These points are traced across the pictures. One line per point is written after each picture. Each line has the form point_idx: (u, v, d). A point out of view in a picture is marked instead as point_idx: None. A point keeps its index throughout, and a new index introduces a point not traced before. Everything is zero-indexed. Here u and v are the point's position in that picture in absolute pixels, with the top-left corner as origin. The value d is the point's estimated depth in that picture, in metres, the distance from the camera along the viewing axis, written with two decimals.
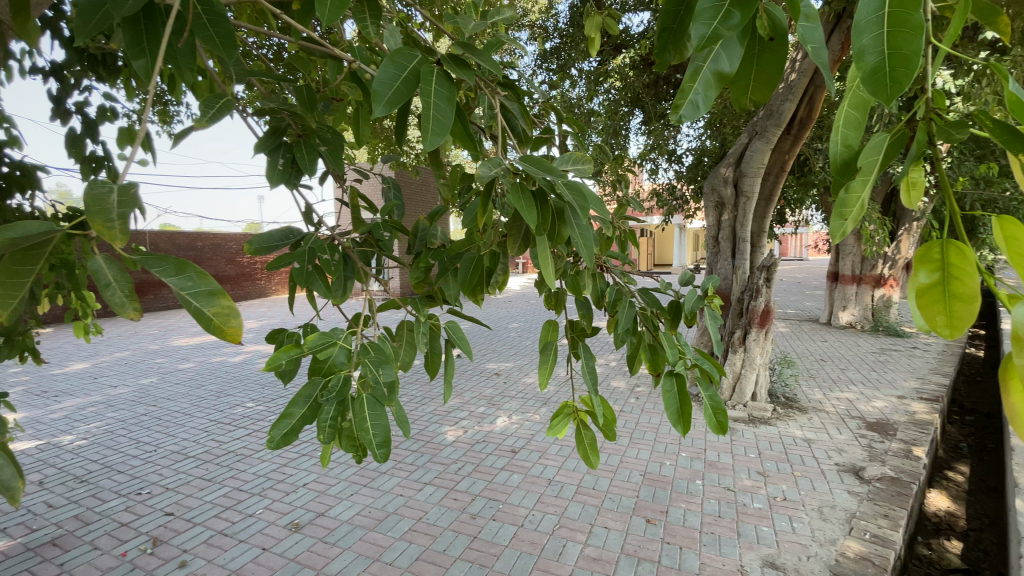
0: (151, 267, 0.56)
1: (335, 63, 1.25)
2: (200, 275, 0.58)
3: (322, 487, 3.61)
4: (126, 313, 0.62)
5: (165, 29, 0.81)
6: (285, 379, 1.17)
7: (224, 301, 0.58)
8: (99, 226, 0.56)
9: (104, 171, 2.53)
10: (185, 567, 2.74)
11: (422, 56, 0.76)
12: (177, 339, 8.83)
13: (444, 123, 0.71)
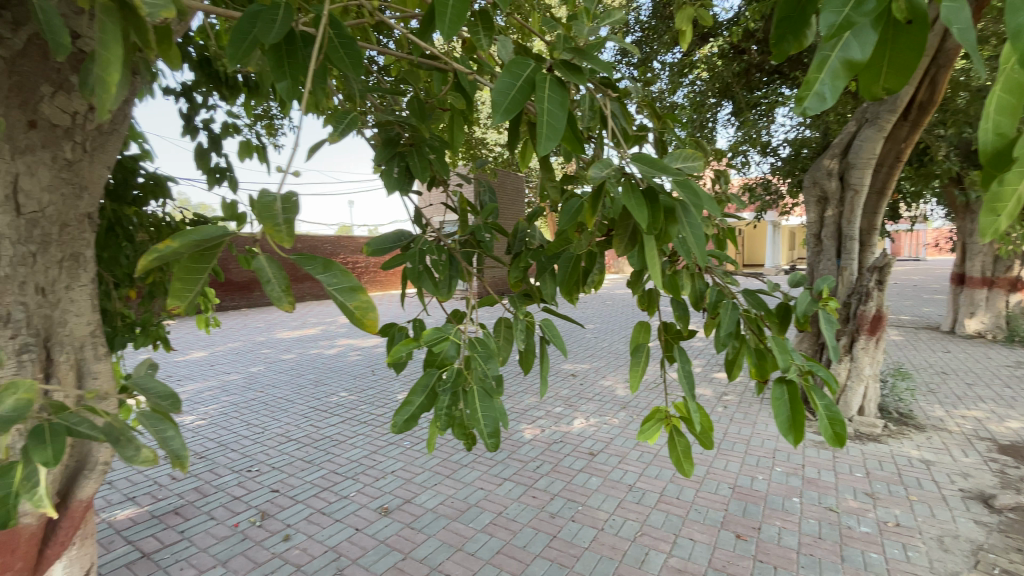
0: (304, 266, 0.61)
1: (440, 74, 1.31)
2: (344, 272, 0.62)
3: (408, 475, 3.81)
4: (282, 305, 0.69)
5: (303, 53, 0.88)
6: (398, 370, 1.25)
7: (363, 296, 0.62)
8: (269, 229, 0.63)
9: (225, 181, 2.83)
10: (288, 541, 3.01)
11: (535, 64, 0.79)
12: (280, 331, 9.70)
13: (556, 127, 0.73)
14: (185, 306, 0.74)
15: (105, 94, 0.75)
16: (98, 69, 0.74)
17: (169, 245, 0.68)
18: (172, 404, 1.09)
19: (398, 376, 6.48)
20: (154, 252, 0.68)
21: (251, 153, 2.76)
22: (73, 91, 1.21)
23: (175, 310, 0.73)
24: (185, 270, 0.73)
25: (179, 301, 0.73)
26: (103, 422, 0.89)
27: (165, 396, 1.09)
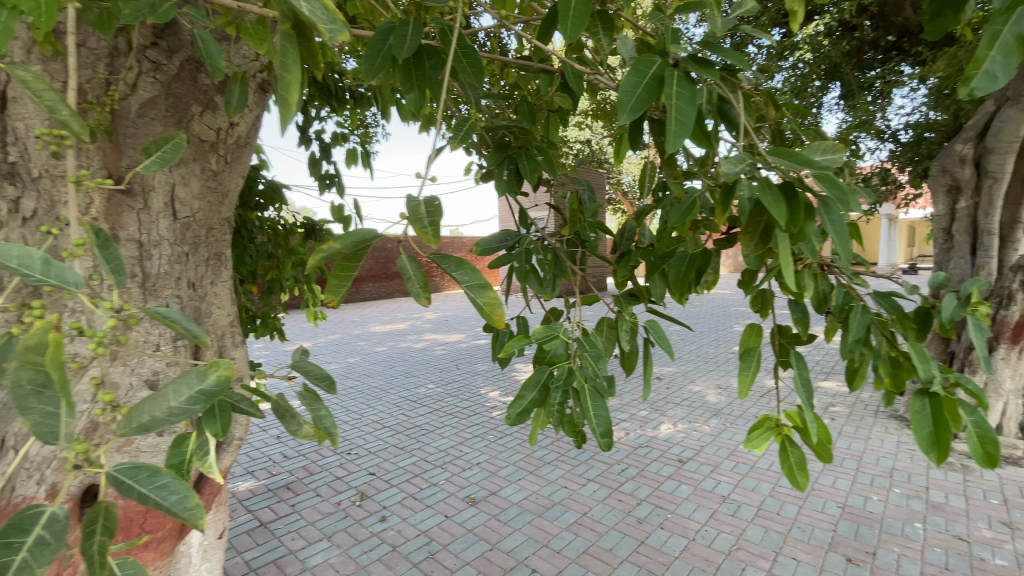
0: (439, 264, 0.64)
1: (547, 76, 1.32)
2: (474, 271, 0.64)
3: (493, 467, 3.90)
4: (421, 301, 0.74)
5: (430, 66, 0.92)
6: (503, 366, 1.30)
7: (492, 293, 0.65)
8: (418, 231, 0.68)
9: (334, 187, 3.08)
10: (384, 522, 3.21)
11: (661, 60, 0.79)
12: (373, 325, 10.36)
13: (685, 123, 0.72)
14: (339, 300, 0.77)
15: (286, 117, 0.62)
16: (278, 93, 0.62)
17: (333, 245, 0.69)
18: (328, 385, 1.09)
19: (482, 371, 6.66)
20: (323, 250, 0.69)
21: (357, 160, 2.98)
22: (217, 110, 1.39)
23: (328, 305, 0.79)
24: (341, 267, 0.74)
25: (334, 295, 0.75)
26: (269, 400, 1.01)
27: (320, 377, 1.08)
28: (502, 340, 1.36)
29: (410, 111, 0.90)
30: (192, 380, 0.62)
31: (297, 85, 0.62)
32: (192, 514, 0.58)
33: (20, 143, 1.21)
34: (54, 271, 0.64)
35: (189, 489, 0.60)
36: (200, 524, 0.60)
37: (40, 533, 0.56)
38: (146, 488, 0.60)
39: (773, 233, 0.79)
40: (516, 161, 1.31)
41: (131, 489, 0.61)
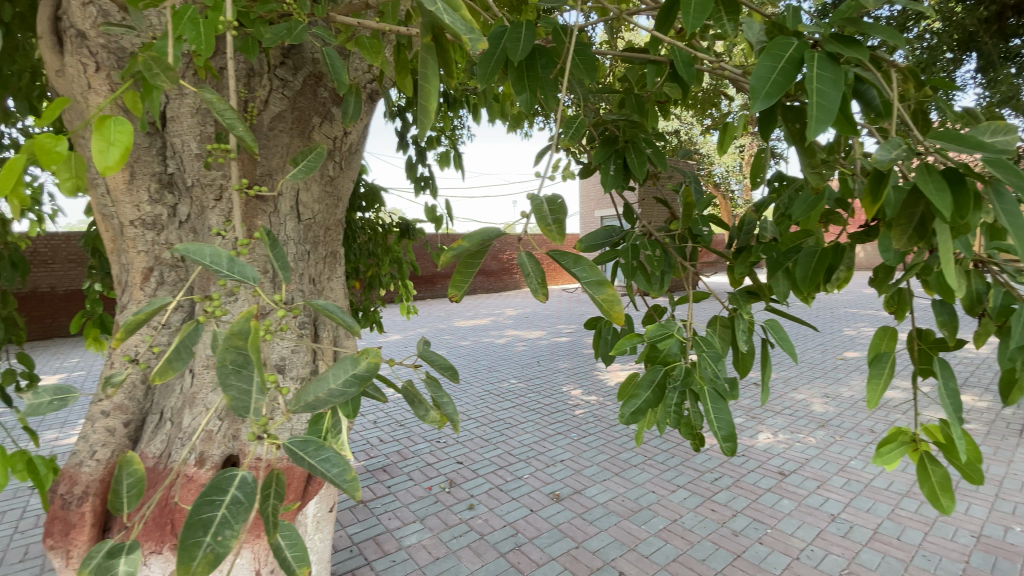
0: (558, 260, 0.65)
1: (656, 66, 1.28)
2: (592, 267, 0.64)
3: (577, 466, 3.88)
4: (538, 297, 0.76)
5: (540, 67, 0.92)
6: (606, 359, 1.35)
7: (610, 290, 0.65)
8: (543, 229, 0.70)
9: (427, 188, 3.22)
10: (472, 510, 3.32)
11: (799, 42, 0.75)
12: (457, 320, 10.70)
13: (829, 107, 0.68)
14: (460, 295, 0.80)
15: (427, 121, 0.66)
16: (419, 99, 0.66)
17: (462, 242, 0.69)
18: (450, 374, 1.05)
19: (565, 369, 6.63)
20: (450, 249, 0.70)
21: (450, 162, 3.10)
22: (334, 120, 1.53)
23: (452, 299, 0.82)
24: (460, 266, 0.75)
25: (457, 290, 0.77)
26: (397, 384, 0.96)
27: (444, 366, 1.04)
28: (606, 337, 1.38)
29: (521, 108, 0.90)
30: (347, 365, 0.69)
31: (435, 89, 0.65)
32: (351, 487, 0.63)
33: (177, 156, 1.40)
34: (233, 268, 0.72)
35: (347, 464, 0.66)
36: (357, 496, 0.66)
37: (234, 493, 0.64)
38: (313, 460, 0.67)
39: (932, 225, 0.71)
40: (625, 155, 1.30)
41: (300, 460, 0.68)
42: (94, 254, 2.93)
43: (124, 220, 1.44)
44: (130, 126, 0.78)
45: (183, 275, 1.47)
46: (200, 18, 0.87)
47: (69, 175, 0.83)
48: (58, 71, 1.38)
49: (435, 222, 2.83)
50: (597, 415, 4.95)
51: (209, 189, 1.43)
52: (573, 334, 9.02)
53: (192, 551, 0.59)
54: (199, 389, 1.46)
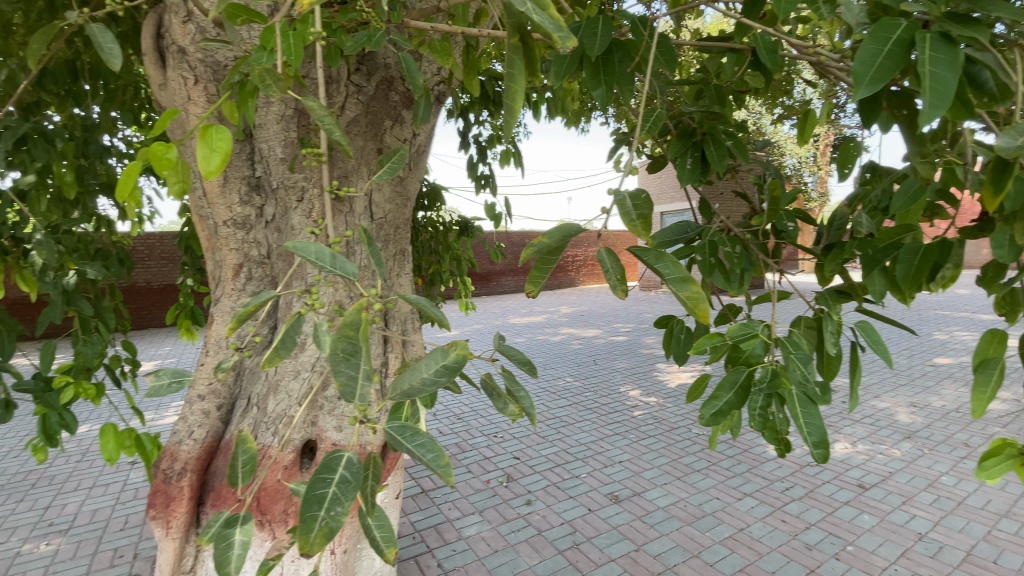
0: (641, 256, 0.66)
1: (735, 55, 1.24)
2: (675, 263, 0.64)
3: (637, 468, 3.81)
4: (618, 293, 0.76)
5: (617, 62, 0.91)
6: (679, 358, 1.34)
7: (695, 286, 0.64)
8: (629, 225, 0.71)
9: (487, 187, 3.27)
10: (530, 505, 3.34)
11: (908, 22, 0.70)
12: (512, 317, 10.77)
13: (944, 93, 0.63)
14: (536, 290, 0.81)
15: (512, 118, 0.70)
16: (506, 99, 0.69)
17: (543, 239, 0.69)
18: (528, 369, 1.06)
19: (622, 369, 6.51)
20: (532, 246, 0.70)
21: (510, 160, 3.13)
22: (404, 122, 1.60)
23: (528, 294, 0.83)
24: (538, 262, 0.75)
25: (534, 285, 0.78)
26: (478, 378, 0.98)
27: (523, 362, 1.05)
28: (678, 336, 1.36)
29: (596, 105, 0.90)
30: (437, 356, 0.72)
31: (519, 91, 0.66)
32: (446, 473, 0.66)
33: (264, 161, 1.51)
34: (336, 264, 0.76)
35: (441, 450, 0.69)
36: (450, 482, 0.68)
37: (343, 472, 0.69)
38: (411, 445, 0.71)
39: None
40: (703, 147, 1.26)
41: (397, 444, 0.72)
42: (186, 252, 3.19)
43: (218, 220, 1.57)
44: (229, 134, 0.85)
45: (269, 271, 1.60)
46: (289, 31, 0.92)
47: (178, 180, 0.89)
48: (162, 84, 1.52)
49: (494, 220, 2.87)
50: (657, 417, 4.83)
51: (292, 191, 1.53)
52: (631, 334, 8.84)
53: (310, 523, 0.64)
54: (281, 377, 1.58)
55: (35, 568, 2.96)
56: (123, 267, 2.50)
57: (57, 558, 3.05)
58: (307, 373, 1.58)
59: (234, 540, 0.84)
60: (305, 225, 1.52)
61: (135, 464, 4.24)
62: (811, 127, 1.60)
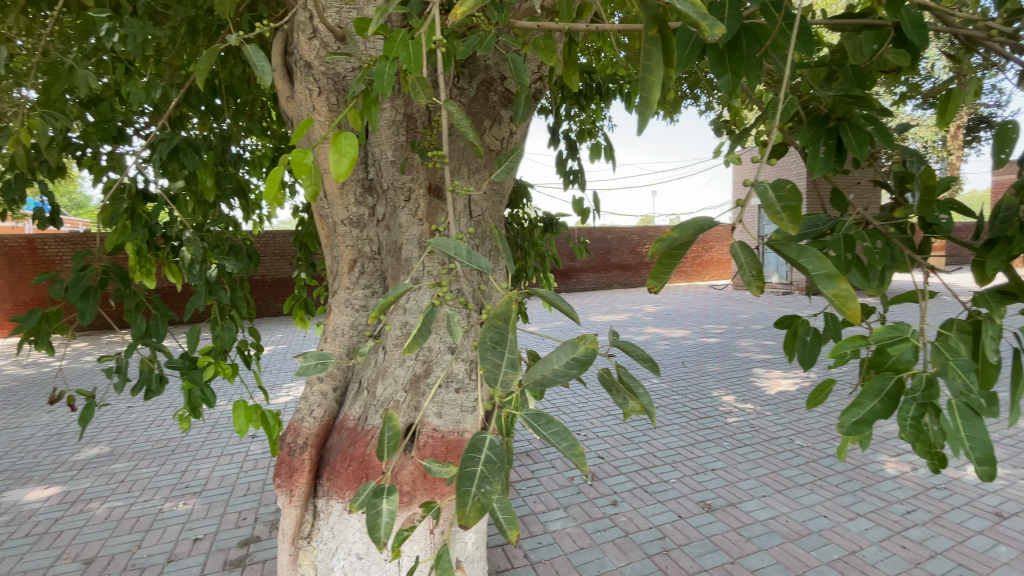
0: (783, 251, 0.65)
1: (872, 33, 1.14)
2: (821, 259, 0.63)
3: (731, 477, 3.60)
4: (752, 290, 0.74)
5: (744, 47, 0.85)
6: (806, 363, 1.27)
7: (843, 284, 0.63)
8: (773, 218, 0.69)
9: (576, 183, 3.26)
10: (616, 506, 3.28)
11: None
12: (594, 315, 10.63)
13: None
14: (658, 287, 0.78)
15: (648, 113, 0.65)
16: (643, 92, 0.65)
17: (674, 233, 0.69)
18: (647, 366, 1.06)
19: (713, 373, 6.19)
20: (660, 240, 0.70)
21: (601, 154, 3.09)
22: (502, 122, 1.64)
23: (650, 291, 0.80)
24: (661, 258, 0.73)
25: (657, 281, 0.75)
26: (599, 371, 0.99)
27: (644, 359, 1.05)
28: (803, 338, 1.28)
29: (722, 94, 0.84)
30: (567, 348, 0.73)
31: (658, 81, 0.64)
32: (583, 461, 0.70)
33: (377, 164, 1.65)
34: (471, 258, 0.83)
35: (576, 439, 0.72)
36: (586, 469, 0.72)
37: (487, 453, 0.73)
38: (545, 432, 0.76)
39: None
40: (839, 134, 1.16)
41: (533, 430, 0.77)
42: (300, 248, 3.50)
43: (337, 219, 1.74)
44: (357, 139, 0.92)
45: (379, 266, 1.76)
46: (411, 41, 0.98)
47: (312, 183, 0.98)
48: (289, 96, 1.69)
49: (581, 216, 2.84)
50: (753, 425, 4.54)
51: (401, 192, 1.67)
52: (722, 336, 8.37)
53: (464, 498, 0.69)
54: (389, 363, 1.72)
55: (175, 523, 3.42)
56: (250, 261, 2.79)
57: (192, 516, 3.50)
58: (411, 361, 1.70)
59: (382, 508, 0.93)
60: (412, 224, 1.67)
61: (253, 439, 4.75)
62: (954, 106, 1.41)
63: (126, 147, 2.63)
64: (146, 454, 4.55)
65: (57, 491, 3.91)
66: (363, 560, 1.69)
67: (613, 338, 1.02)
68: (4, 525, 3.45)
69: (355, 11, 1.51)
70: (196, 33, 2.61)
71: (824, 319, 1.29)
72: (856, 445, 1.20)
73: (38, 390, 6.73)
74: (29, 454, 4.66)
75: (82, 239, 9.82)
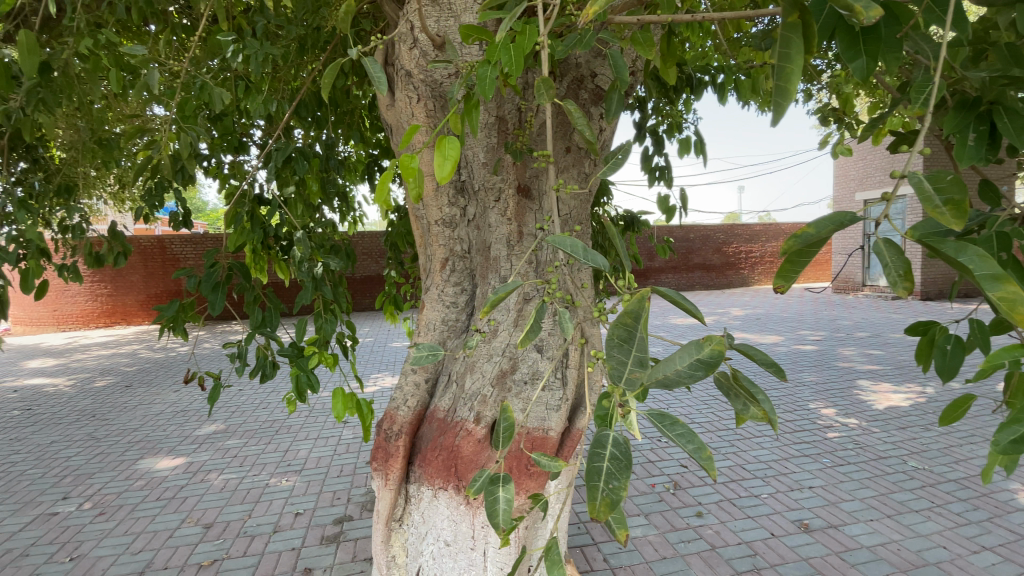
0: (936, 247, 0.61)
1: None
2: (982, 258, 0.58)
3: (832, 497, 3.31)
4: (898, 290, 0.69)
5: (883, 28, 0.77)
6: (947, 375, 1.14)
7: (1011, 286, 0.57)
8: (930, 213, 0.64)
9: (662, 179, 3.15)
10: (701, 518, 3.14)
11: None
12: (674, 317, 10.24)
13: None
14: (785, 287, 0.74)
15: (784, 101, 0.68)
16: (778, 80, 0.69)
17: (810, 229, 0.64)
18: (772, 371, 0.99)
19: (810, 383, 5.72)
20: (794, 237, 0.66)
21: (690, 149, 2.96)
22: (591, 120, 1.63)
23: (776, 291, 0.76)
24: (792, 255, 0.68)
25: (784, 281, 0.71)
26: (716, 375, 0.94)
27: (768, 364, 0.99)
28: (942, 346, 1.15)
29: (859, 77, 0.77)
30: (692, 349, 0.73)
31: (797, 67, 0.67)
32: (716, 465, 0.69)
33: (469, 166, 1.72)
34: (587, 256, 0.83)
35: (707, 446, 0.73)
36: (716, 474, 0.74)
37: (612, 450, 0.72)
38: (671, 434, 0.77)
39: None
40: (992, 119, 1.03)
41: (658, 430, 0.79)
42: (390, 248, 3.67)
43: (431, 220, 1.82)
44: (459, 142, 0.94)
45: (469, 264, 1.82)
46: (511, 44, 1.00)
47: (416, 187, 1.02)
48: (389, 105, 1.79)
49: (667, 214, 2.74)
50: (858, 442, 4.14)
51: (491, 193, 1.74)
52: (820, 343, 7.71)
53: (593, 492, 0.71)
54: (477, 359, 1.77)
55: (280, 497, 3.76)
56: (348, 259, 2.97)
57: (294, 492, 3.84)
58: (498, 358, 1.75)
59: (499, 496, 0.95)
60: (501, 224, 1.74)
61: (345, 424, 5.10)
62: None
63: (245, 156, 2.94)
64: (255, 432, 5.04)
65: (183, 462, 4.44)
66: (450, 547, 1.77)
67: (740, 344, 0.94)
68: (142, 489, 3.98)
69: (453, 19, 1.57)
70: (304, 50, 2.85)
71: (970, 327, 1.15)
72: (1002, 468, 1.08)
73: (168, 372, 7.68)
74: (161, 427, 5.33)
75: (203, 239, 11.06)
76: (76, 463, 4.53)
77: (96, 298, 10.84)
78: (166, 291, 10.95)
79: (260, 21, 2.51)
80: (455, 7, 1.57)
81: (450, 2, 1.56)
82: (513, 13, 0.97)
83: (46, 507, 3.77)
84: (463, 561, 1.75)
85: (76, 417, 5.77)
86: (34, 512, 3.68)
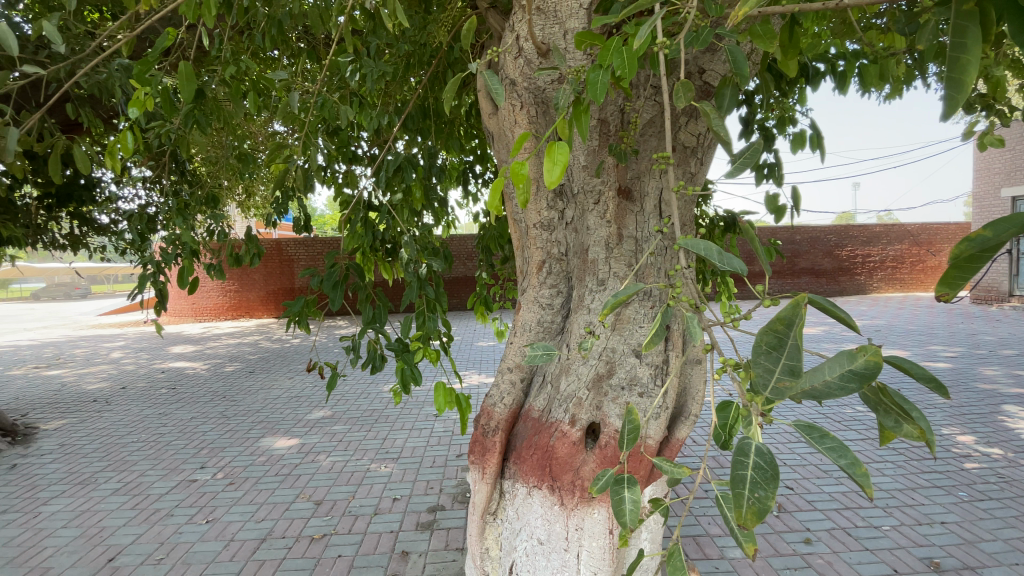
0: None
1: None
2: None
3: (969, 535, 2.89)
4: None
5: None
6: None
7: None
8: None
9: (771, 177, 2.94)
10: (809, 546, 2.88)
11: None
12: None
13: None
14: (951, 294, 0.67)
15: (958, 93, 0.64)
16: (951, 72, 0.65)
17: (986, 233, 0.59)
18: (933, 387, 0.89)
19: (942, 405, 5.02)
20: (965, 240, 0.60)
21: (804, 144, 2.74)
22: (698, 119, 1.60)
23: (938, 299, 0.70)
24: (961, 259, 0.63)
25: (949, 289, 0.66)
26: (864, 387, 0.87)
27: (926, 379, 0.88)
28: None
29: (1019, 49, 0.68)
30: (842, 359, 0.70)
31: (973, 58, 0.63)
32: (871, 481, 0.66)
33: (570, 169, 1.74)
34: (723, 259, 0.82)
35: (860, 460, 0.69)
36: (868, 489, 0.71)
37: (755, 459, 0.71)
38: (819, 446, 0.74)
39: None
40: None
41: (804, 441, 0.76)
42: (482, 250, 3.77)
43: (529, 223, 1.86)
44: (568, 147, 0.95)
45: (566, 267, 1.84)
46: (623, 48, 1.00)
47: (523, 194, 1.05)
48: (493, 113, 1.87)
49: (775, 213, 2.57)
50: (1005, 475, 3.57)
51: (591, 195, 1.75)
52: (956, 361, 6.74)
53: (738, 500, 0.69)
54: (571, 361, 1.78)
55: (380, 482, 4.04)
56: (446, 261, 3.09)
57: (392, 478, 4.10)
58: (594, 361, 1.74)
59: (624, 496, 0.96)
60: (600, 226, 1.74)
61: (437, 418, 5.35)
62: None
63: (358, 166, 3.20)
64: (357, 420, 5.44)
65: (296, 443, 4.92)
66: (544, 546, 1.79)
67: (899, 359, 0.85)
68: (263, 464, 4.47)
69: (558, 25, 1.59)
70: (410, 66, 3.04)
71: None
72: None
73: (283, 361, 8.53)
74: (278, 411, 5.95)
75: (314, 241, 12.17)
76: (211, 437, 5.20)
77: (226, 293, 12.34)
78: (282, 288, 12.17)
79: (374, 41, 2.73)
80: (560, 13, 1.60)
81: (556, 8, 1.59)
82: (650, 20, 0.93)
83: (187, 474, 4.36)
84: (556, 561, 1.77)
85: (210, 397, 6.61)
86: (179, 478, 4.28)
